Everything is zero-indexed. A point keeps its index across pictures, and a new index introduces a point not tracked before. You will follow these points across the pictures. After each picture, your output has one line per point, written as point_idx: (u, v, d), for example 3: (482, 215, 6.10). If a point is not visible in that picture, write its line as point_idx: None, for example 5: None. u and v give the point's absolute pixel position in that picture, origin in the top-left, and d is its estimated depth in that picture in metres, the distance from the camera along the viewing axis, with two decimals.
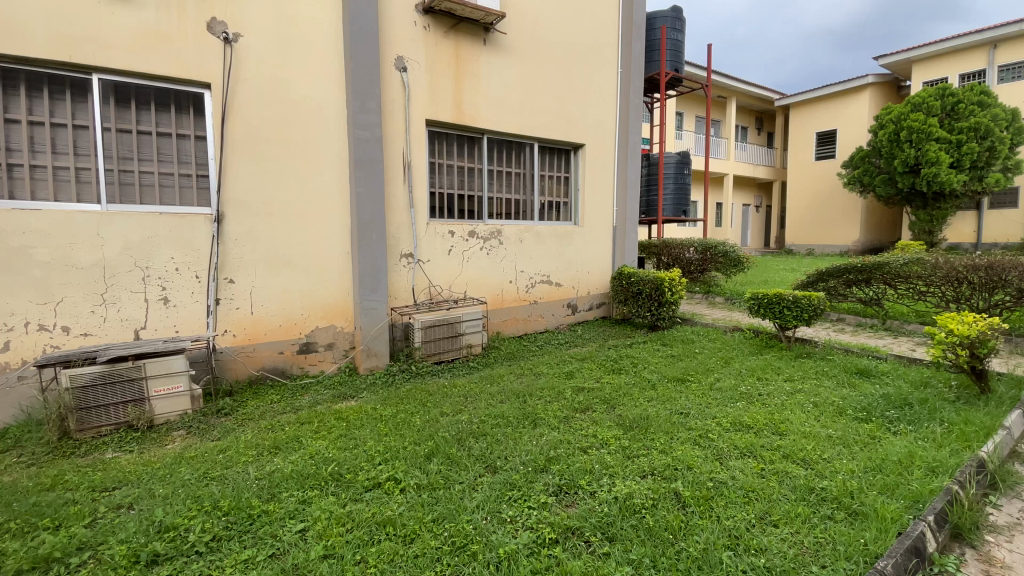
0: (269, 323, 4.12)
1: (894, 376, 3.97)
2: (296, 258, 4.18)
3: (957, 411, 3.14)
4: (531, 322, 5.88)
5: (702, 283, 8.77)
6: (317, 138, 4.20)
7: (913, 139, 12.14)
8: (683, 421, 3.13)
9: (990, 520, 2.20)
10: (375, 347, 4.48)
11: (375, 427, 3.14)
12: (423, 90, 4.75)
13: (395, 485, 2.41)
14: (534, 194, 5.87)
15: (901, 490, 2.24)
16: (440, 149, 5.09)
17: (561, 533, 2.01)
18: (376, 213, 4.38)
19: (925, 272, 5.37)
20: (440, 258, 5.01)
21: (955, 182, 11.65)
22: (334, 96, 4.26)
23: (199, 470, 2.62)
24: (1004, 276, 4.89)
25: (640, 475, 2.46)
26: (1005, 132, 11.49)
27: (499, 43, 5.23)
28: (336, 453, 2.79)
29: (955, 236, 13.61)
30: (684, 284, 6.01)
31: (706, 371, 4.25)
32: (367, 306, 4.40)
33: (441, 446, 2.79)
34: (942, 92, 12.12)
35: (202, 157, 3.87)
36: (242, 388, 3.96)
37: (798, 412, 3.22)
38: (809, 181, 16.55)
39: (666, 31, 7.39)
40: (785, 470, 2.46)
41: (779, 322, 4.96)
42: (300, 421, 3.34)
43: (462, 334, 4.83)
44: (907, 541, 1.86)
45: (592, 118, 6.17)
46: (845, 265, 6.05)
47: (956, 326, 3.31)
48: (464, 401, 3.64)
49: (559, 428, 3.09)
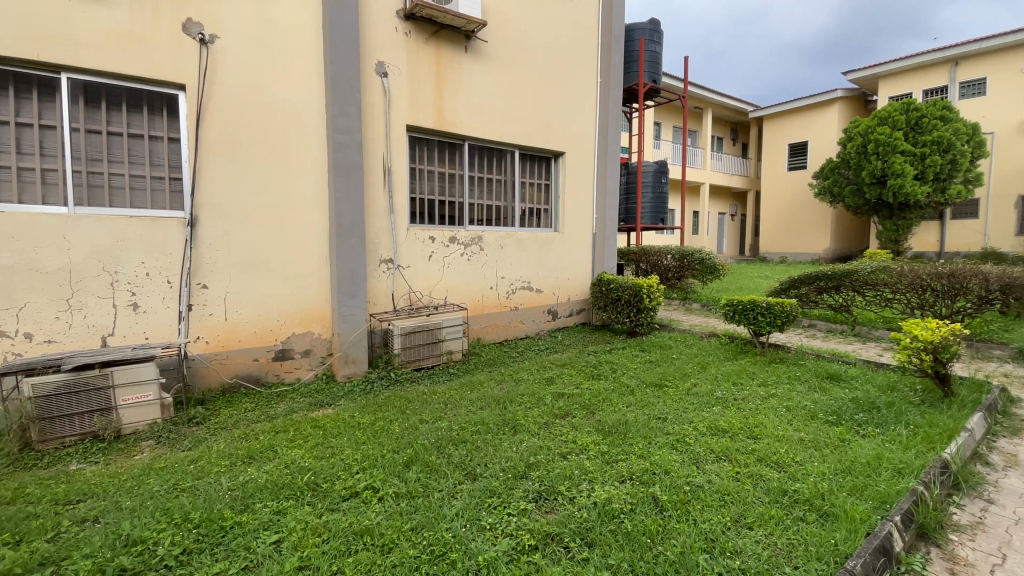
0: (244, 329, 4.04)
1: (863, 380, 4.09)
2: (272, 262, 4.11)
3: (921, 414, 3.27)
4: (511, 328, 5.89)
5: (679, 290, 8.88)
6: (295, 141, 4.15)
7: (879, 152, 12.62)
8: (661, 426, 3.18)
9: (953, 519, 2.28)
10: (353, 354, 4.43)
11: (353, 436, 3.09)
12: (404, 96, 4.75)
13: (373, 494, 2.38)
14: (515, 201, 5.89)
15: (870, 492, 2.30)
16: (421, 155, 5.08)
17: (540, 539, 2.01)
18: (355, 218, 4.35)
19: (891, 280, 5.63)
20: (420, 263, 4.98)
21: (919, 194, 12.10)
22: (315, 100, 4.23)
23: (169, 481, 2.54)
24: (966, 283, 5.15)
25: (619, 480, 2.48)
26: (966, 145, 11.96)
27: (480, 51, 5.27)
28: (312, 461, 2.74)
29: (919, 245, 14.15)
30: (661, 290, 6.12)
31: (684, 375, 4.32)
32: (346, 312, 4.37)
33: (420, 453, 2.77)
34: (907, 107, 12.61)
35: (175, 159, 3.78)
36: (215, 397, 3.86)
37: (771, 416, 3.29)
38: (782, 191, 17.02)
39: (644, 43, 7.57)
40: (759, 473, 2.52)
41: (754, 327, 5.06)
42: (275, 430, 3.27)
43: (442, 341, 4.81)
44: (875, 541, 1.93)
45: (572, 126, 6.25)
46: (815, 272, 6.20)
47: (920, 331, 3.48)
48: (444, 408, 3.62)
49: (539, 434, 3.09)
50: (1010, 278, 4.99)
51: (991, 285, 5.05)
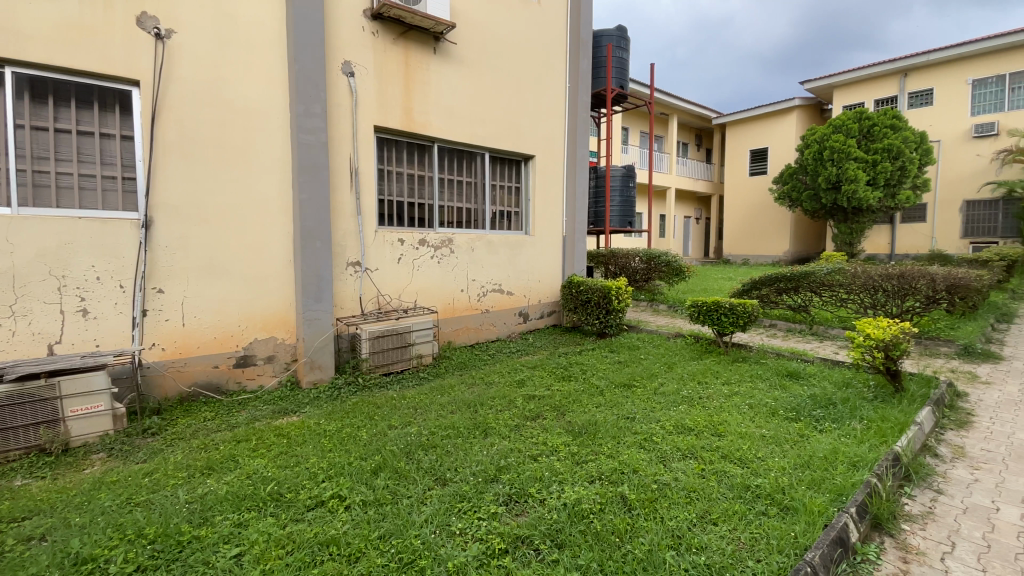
0: (203, 335, 3.89)
1: (820, 377, 4.25)
2: (232, 265, 3.97)
3: (874, 408, 3.42)
4: (482, 331, 5.86)
5: (646, 291, 9.05)
6: (257, 141, 4.03)
7: (835, 158, 13.20)
8: (629, 425, 3.22)
9: (905, 509, 2.39)
10: (319, 359, 4.32)
11: (318, 443, 3.02)
12: (371, 96, 4.68)
13: (340, 502, 2.33)
14: (485, 203, 5.88)
15: (827, 485, 2.39)
16: (389, 157, 5.02)
17: (510, 542, 2.01)
18: (320, 220, 4.26)
19: (845, 281, 5.90)
20: (389, 266, 4.91)
21: (871, 199, 12.70)
22: (278, 98, 4.13)
23: (122, 496, 2.41)
24: (914, 283, 5.47)
25: (588, 480, 2.50)
26: (915, 153, 12.61)
27: (449, 52, 5.24)
28: (275, 471, 2.65)
29: (872, 247, 14.86)
30: (630, 292, 6.22)
31: (651, 375, 4.40)
32: (311, 317, 4.27)
33: (389, 460, 2.72)
34: (859, 116, 13.19)
35: (129, 158, 3.62)
36: (172, 406, 3.70)
37: (734, 414, 3.39)
38: (744, 195, 17.58)
39: (612, 49, 7.69)
40: (723, 469, 2.58)
41: (717, 327, 5.20)
42: (237, 439, 3.15)
43: (411, 345, 4.75)
44: (832, 532, 2.00)
45: (542, 130, 6.29)
46: (775, 274, 6.43)
47: (872, 330, 3.66)
48: (414, 413, 3.57)
49: (510, 436, 3.09)
50: (953, 279, 5.37)
51: (937, 286, 5.38)
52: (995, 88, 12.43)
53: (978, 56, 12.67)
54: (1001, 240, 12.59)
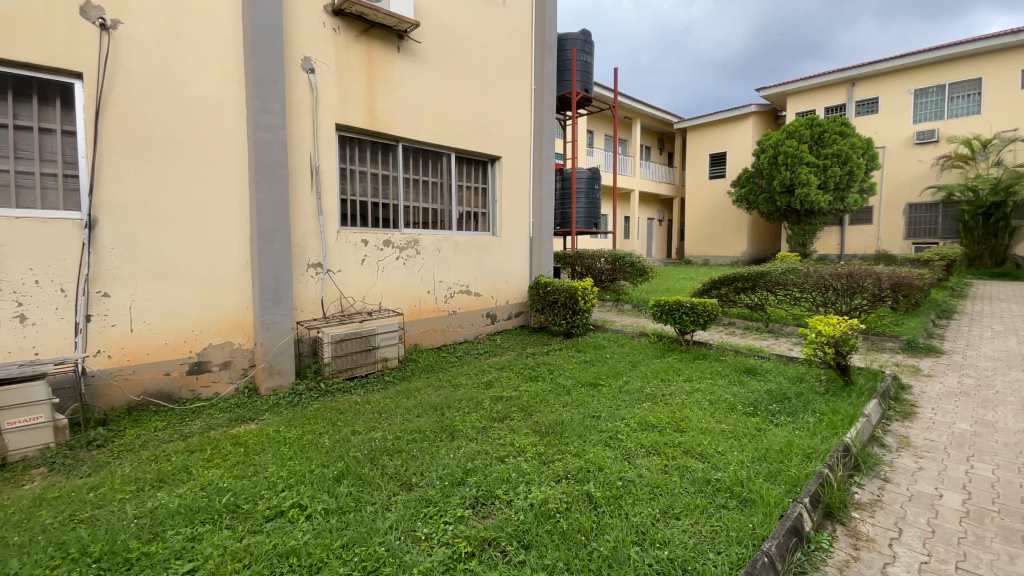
0: (153, 341, 3.70)
1: (776, 373, 4.42)
2: (185, 267, 3.80)
3: (826, 402, 3.59)
4: (449, 333, 5.81)
5: (611, 292, 9.18)
6: (211, 138, 3.87)
7: (788, 163, 13.78)
8: (595, 424, 3.26)
9: (855, 498, 2.51)
10: (279, 365, 4.19)
11: (278, 451, 2.92)
12: (332, 93, 4.57)
13: (301, 512, 2.25)
14: (452, 204, 5.84)
15: (783, 476, 2.48)
16: (352, 156, 4.91)
17: (476, 545, 1.99)
18: (279, 220, 4.13)
19: (799, 280, 6.18)
20: (352, 268, 4.80)
21: (822, 202, 13.32)
22: (234, 94, 3.97)
23: (64, 513, 2.26)
24: (861, 282, 5.81)
25: (555, 480, 2.51)
26: (862, 158, 13.28)
27: (413, 51, 5.18)
28: (232, 481, 2.55)
29: (823, 248, 15.58)
30: (596, 293, 6.31)
31: (616, 374, 4.47)
32: (270, 321, 4.13)
33: (352, 466, 2.66)
34: (811, 122, 13.83)
35: (71, 154, 3.41)
36: (120, 416, 3.50)
37: (696, 410, 3.48)
38: (704, 198, 18.12)
39: (576, 52, 7.79)
40: (685, 464, 2.64)
41: (679, 326, 5.33)
42: (190, 450, 3.01)
43: (376, 348, 4.66)
44: (787, 522, 2.08)
45: (508, 131, 6.30)
46: (733, 273, 6.65)
47: (823, 326, 3.84)
48: (378, 418, 3.50)
49: (477, 439, 3.07)
50: (897, 278, 5.71)
51: (882, 283, 5.71)
52: (935, 97, 13.27)
53: (918, 68, 13.52)
54: (941, 241, 13.42)
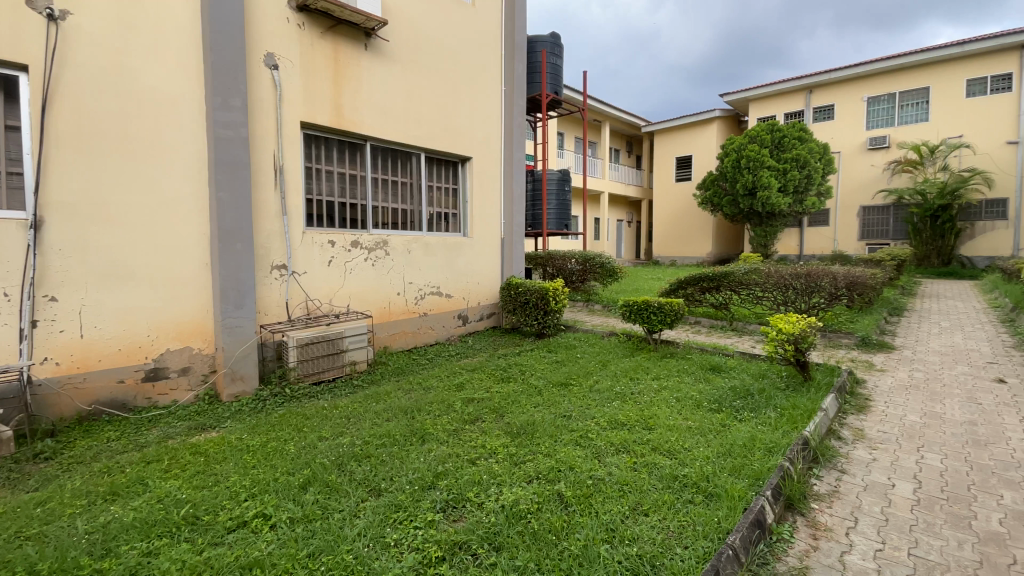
0: (105, 346, 3.52)
1: (739, 370, 4.55)
2: (141, 270, 3.63)
3: (787, 397, 3.72)
4: (420, 335, 5.75)
5: (582, 292, 9.27)
6: (169, 135, 3.71)
7: (750, 167, 14.23)
8: (566, 423, 3.29)
9: (815, 489, 2.61)
10: (241, 370, 4.06)
11: (240, 460, 2.82)
12: (297, 91, 4.46)
13: (265, 522, 2.18)
14: (421, 204, 5.79)
15: (747, 470, 2.56)
16: (318, 154, 4.81)
17: (447, 549, 1.97)
18: (241, 220, 4.00)
19: (761, 280, 6.41)
20: (319, 269, 4.69)
21: (783, 205, 13.81)
22: (191, 89, 3.82)
23: (7, 531, 2.13)
24: (819, 280, 6.08)
25: (526, 480, 2.52)
26: (819, 163, 13.86)
27: (381, 49, 5.11)
28: (192, 492, 2.45)
29: (784, 249, 16.16)
30: (566, 293, 6.36)
31: (587, 374, 4.51)
32: (231, 325, 4.00)
33: (319, 473, 2.59)
34: (772, 127, 14.26)
35: (15, 150, 3.23)
36: (70, 427, 3.32)
37: (663, 407, 3.55)
38: (672, 200, 18.53)
39: (546, 55, 7.84)
40: (654, 461, 2.69)
41: (648, 325, 5.43)
42: (146, 460, 2.88)
43: (344, 352, 4.57)
44: (751, 515, 2.14)
45: (478, 132, 6.29)
46: (699, 274, 6.83)
47: (784, 324, 3.99)
48: (346, 423, 3.43)
49: (448, 442, 3.04)
50: (852, 278, 6.00)
51: (838, 283, 6.02)
52: (886, 105, 13.98)
53: (870, 77, 14.20)
54: (892, 241, 14.10)
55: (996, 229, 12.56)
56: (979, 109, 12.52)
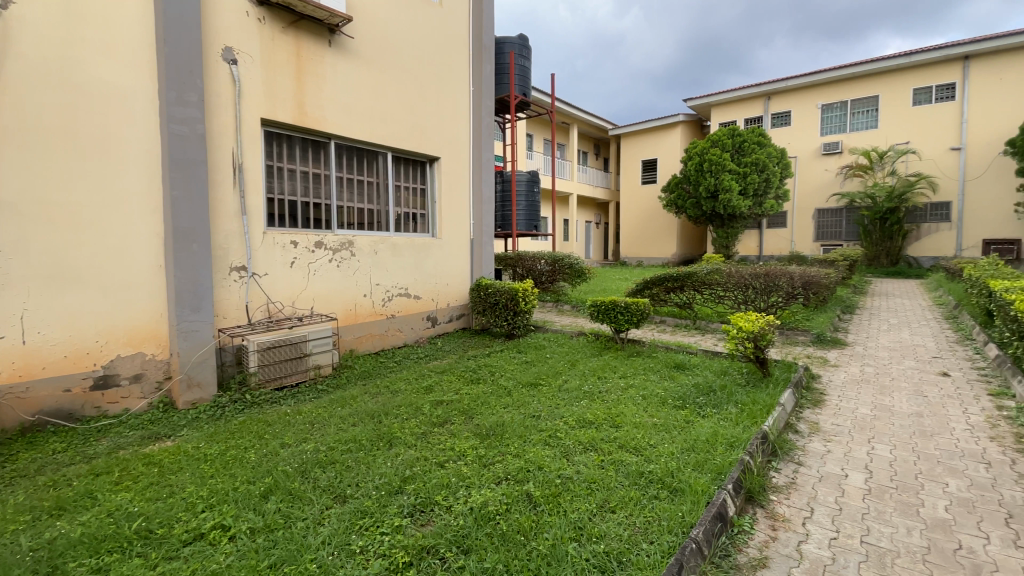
0: (50, 353, 3.33)
1: (703, 367, 4.68)
2: (89, 272, 3.44)
3: (747, 393, 3.84)
4: (387, 337, 5.66)
5: (552, 292, 9.35)
6: (119, 130, 3.54)
7: (713, 170, 14.66)
8: (535, 423, 3.30)
9: (774, 481, 2.71)
10: (198, 376, 3.90)
11: (197, 469, 2.71)
12: (257, 86, 4.33)
13: (223, 533, 2.10)
14: (388, 204, 5.70)
15: (710, 465, 2.63)
16: (280, 152, 4.67)
17: (415, 554, 1.95)
18: (197, 220, 3.84)
19: (722, 280, 6.61)
20: (280, 271, 4.56)
21: (743, 207, 14.28)
22: (143, 83, 3.64)
23: None
24: (777, 280, 6.31)
25: (495, 482, 2.51)
26: (777, 167, 14.41)
27: (346, 46, 5.01)
28: (144, 504, 2.34)
29: (744, 250, 16.71)
30: (535, 294, 6.39)
31: (556, 374, 4.55)
32: (187, 329, 3.84)
33: (281, 481, 2.52)
34: (732, 133, 14.79)
35: None
36: (10, 440, 3.12)
37: (630, 405, 3.61)
38: (638, 202, 18.90)
39: (514, 57, 7.86)
40: (621, 458, 2.74)
41: (615, 325, 5.51)
42: (94, 473, 2.72)
43: (308, 355, 4.45)
44: (713, 509, 2.21)
45: (446, 132, 6.25)
46: (664, 274, 6.98)
47: (743, 322, 4.13)
48: (310, 429, 3.34)
49: (416, 445, 3.01)
50: (807, 277, 6.25)
51: (794, 282, 6.27)
52: (839, 112, 14.67)
53: (823, 86, 14.87)
54: (845, 242, 14.78)
55: (939, 231, 13.33)
56: (924, 117, 13.27)
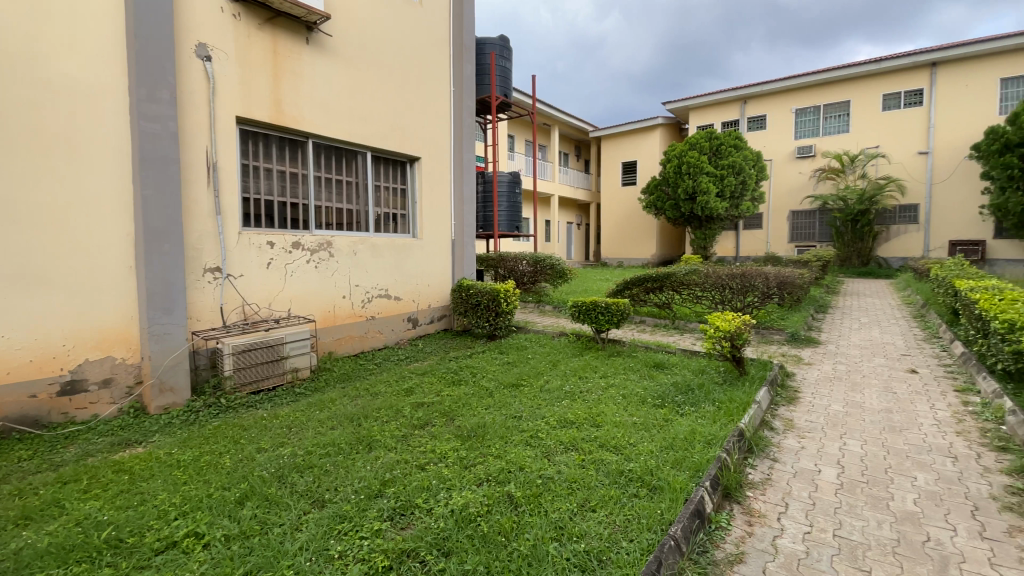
0: (14, 358, 3.21)
1: (681, 366, 4.75)
2: (55, 273, 3.33)
3: (724, 391, 3.92)
4: (367, 339, 5.60)
5: (533, 293, 9.37)
6: (87, 128, 3.42)
7: (691, 172, 14.90)
8: (517, 424, 3.30)
9: (750, 478, 2.77)
10: (171, 381, 3.80)
11: (170, 476, 2.64)
12: (232, 84, 4.24)
13: (197, 541, 2.05)
14: (368, 204, 5.64)
15: (688, 462, 2.67)
16: (256, 151, 4.59)
17: (395, 558, 1.93)
18: (169, 220, 3.74)
19: (700, 280, 6.73)
20: (256, 272, 4.48)
21: (720, 209, 14.55)
22: (113, 79, 3.54)
23: None
24: (752, 281, 6.46)
25: (476, 483, 2.51)
26: (752, 169, 14.72)
27: (324, 44, 4.95)
28: (115, 513, 2.26)
29: (722, 251, 17.01)
30: (517, 295, 6.39)
31: (537, 374, 4.56)
32: (159, 332, 3.73)
33: (257, 487, 2.47)
34: (709, 135, 15.04)
35: None
36: None
37: (610, 405, 3.64)
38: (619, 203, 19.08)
39: (495, 57, 7.86)
40: (601, 458, 2.76)
41: (596, 325, 5.55)
42: (62, 481, 2.63)
43: (285, 358, 4.38)
44: (691, 506, 2.25)
45: (427, 132, 6.22)
46: (643, 274, 7.06)
47: (720, 322, 4.20)
48: (287, 433, 3.29)
49: (396, 448, 2.98)
50: (782, 278, 6.40)
51: (769, 282, 6.41)
52: (812, 116, 15.06)
53: (797, 90, 15.24)
54: (818, 244, 15.17)
55: (907, 232, 13.77)
56: (893, 122, 13.71)
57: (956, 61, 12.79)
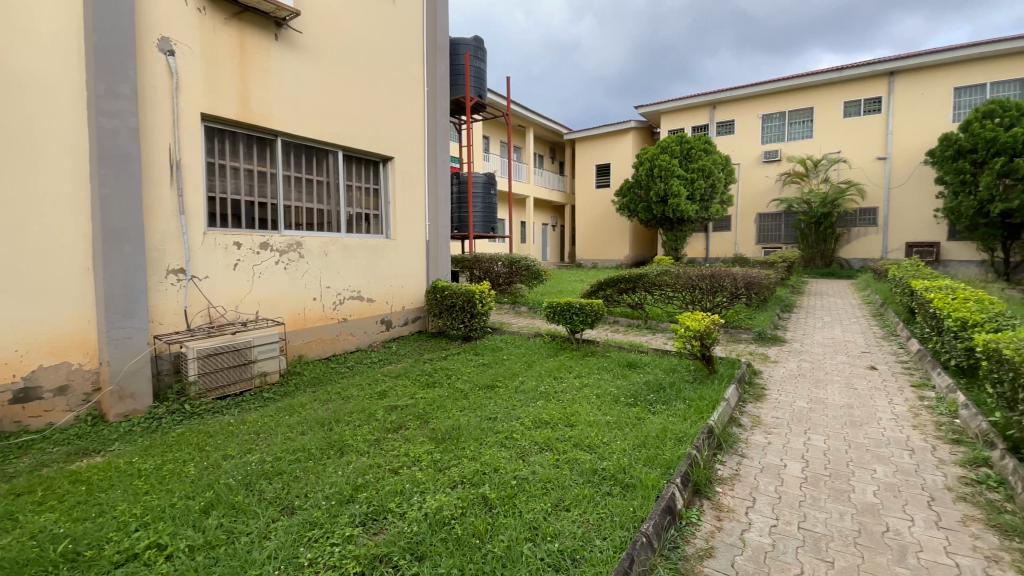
0: None
1: (653, 365, 4.83)
2: (6, 275, 3.17)
3: (695, 389, 4.00)
4: (339, 341, 5.51)
5: (508, 294, 9.38)
6: (40, 123, 3.27)
7: (662, 175, 15.18)
8: (491, 426, 3.30)
9: (719, 473, 2.84)
10: (132, 387, 3.65)
11: (131, 486, 2.54)
12: (196, 80, 4.11)
13: (159, 552, 1.98)
14: (339, 204, 5.55)
15: (660, 460, 2.72)
16: (222, 149, 4.46)
17: (366, 564, 1.90)
18: (130, 220, 3.60)
19: (671, 281, 6.86)
20: (223, 274, 4.35)
21: (691, 211, 14.87)
22: (68, 72, 3.38)
23: None
24: (721, 281, 6.62)
25: (450, 486, 2.50)
26: (721, 173, 15.09)
27: (294, 41, 4.85)
28: (71, 525, 2.16)
29: (693, 252, 17.39)
30: (491, 296, 6.39)
31: (512, 375, 4.57)
32: (119, 336, 3.58)
33: (223, 495, 2.40)
34: (680, 139, 15.37)
35: None
36: None
37: (584, 405, 3.67)
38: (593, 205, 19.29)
39: (470, 58, 7.84)
40: (575, 457, 2.78)
41: (570, 325, 5.60)
42: (14, 493, 2.50)
43: (253, 362, 4.26)
44: (662, 503, 2.29)
45: (400, 131, 6.16)
46: (617, 275, 7.15)
47: (690, 322, 4.29)
48: (256, 439, 3.20)
49: (369, 452, 2.94)
50: (749, 278, 6.58)
51: (737, 283, 6.58)
52: (778, 122, 15.54)
53: (764, 96, 15.71)
54: (784, 245, 15.65)
55: (867, 234, 14.35)
56: (854, 128, 14.27)
57: (911, 71, 13.40)
